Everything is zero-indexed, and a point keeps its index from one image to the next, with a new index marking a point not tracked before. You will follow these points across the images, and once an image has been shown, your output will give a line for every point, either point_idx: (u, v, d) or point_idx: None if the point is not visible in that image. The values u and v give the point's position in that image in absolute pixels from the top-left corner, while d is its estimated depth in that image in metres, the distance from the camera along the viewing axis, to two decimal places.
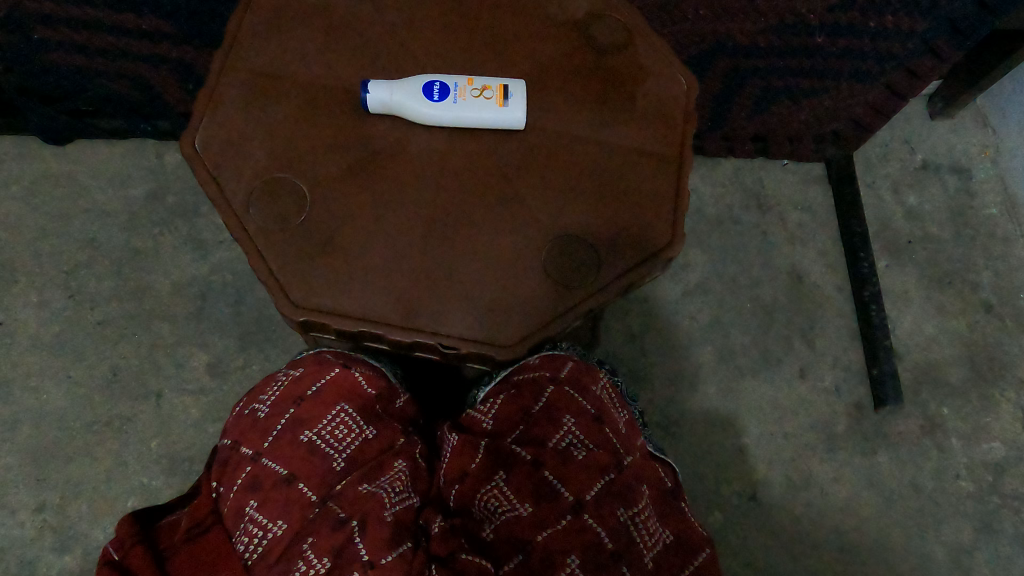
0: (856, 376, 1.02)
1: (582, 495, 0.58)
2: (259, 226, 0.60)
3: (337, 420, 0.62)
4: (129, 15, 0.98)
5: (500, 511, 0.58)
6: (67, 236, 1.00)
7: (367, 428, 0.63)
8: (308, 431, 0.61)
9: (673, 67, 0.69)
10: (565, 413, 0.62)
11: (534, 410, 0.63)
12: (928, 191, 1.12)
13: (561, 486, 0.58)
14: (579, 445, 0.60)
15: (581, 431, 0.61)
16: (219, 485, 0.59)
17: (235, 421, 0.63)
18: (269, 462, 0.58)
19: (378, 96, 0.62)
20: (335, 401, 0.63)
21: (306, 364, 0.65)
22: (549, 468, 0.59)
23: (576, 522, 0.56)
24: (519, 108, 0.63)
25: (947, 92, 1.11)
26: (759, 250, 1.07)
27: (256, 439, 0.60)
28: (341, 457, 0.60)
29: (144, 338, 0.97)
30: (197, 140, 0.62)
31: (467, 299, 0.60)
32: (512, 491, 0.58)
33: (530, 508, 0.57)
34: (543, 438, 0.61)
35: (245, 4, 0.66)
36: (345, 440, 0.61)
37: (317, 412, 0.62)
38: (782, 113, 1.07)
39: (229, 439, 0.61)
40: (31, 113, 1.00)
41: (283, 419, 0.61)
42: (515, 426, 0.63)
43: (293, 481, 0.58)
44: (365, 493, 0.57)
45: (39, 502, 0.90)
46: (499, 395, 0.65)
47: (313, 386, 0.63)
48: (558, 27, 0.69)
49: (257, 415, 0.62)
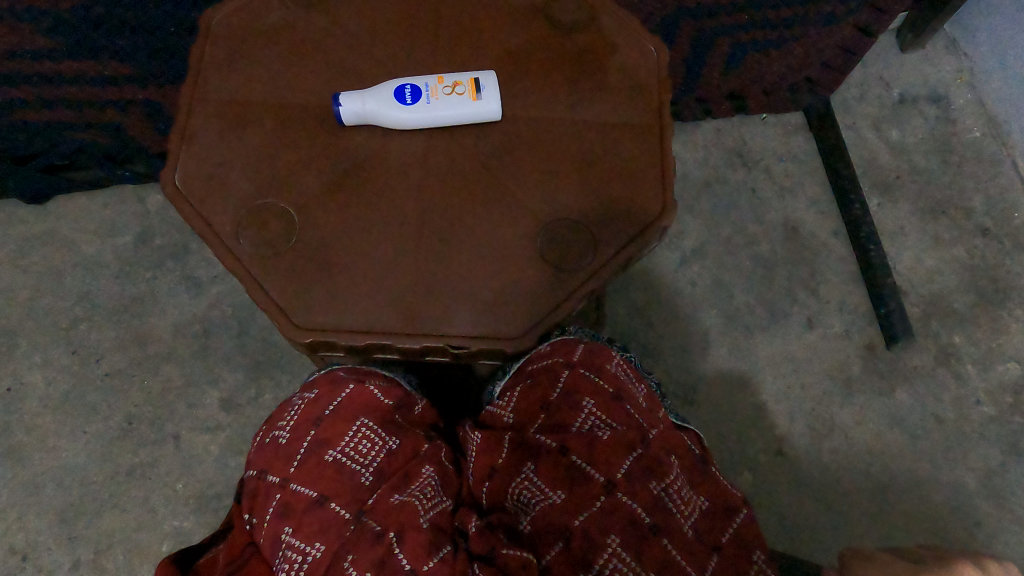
0: (864, 318, 1.02)
1: (613, 474, 0.57)
2: (252, 254, 0.60)
3: (359, 436, 0.61)
4: (88, 62, 0.99)
5: (534, 502, 0.57)
6: (62, 293, 0.99)
7: (390, 439, 0.61)
8: (332, 449, 0.60)
9: (640, 36, 0.68)
10: (583, 396, 0.61)
11: (553, 398, 0.62)
12: (909, 124, 1.12)
13: (591, 468, 0.57)
14: (603, 425, 0.60)
15: (603, 411, 0.61)
16: (252, 516, 0.59)
17: (258, 450, 0.62)
18: (298, 487, 0.58)
19: (351, 107, 0.61)
20: (354, 416, 0.62)
21: (320, 385, 0.64)
22: (577, 452, 0.58)
23: (611, 502, 0.56)
24: (493, 99, 0.62)
25: (915, 22, 1.12)
26: (749, 207, 1.07)
27: (281, 466, 0.60)
28: (368, 471, 0.59)
29: (154, 383, 0.97)
30: (177, 178, 0.62)
31: (469, 297, 0.60)
32: (542, 481, 0.58)
33: (563, 495, 0.57)
34: (566, 424, 0.60)
35: (202, 33, 0.66)
36: (370, 454, 0.60)
37: (337, 430, 0.61)
38: (755, 68, 1.07)
39: (255, 469, 0.61)
40: (9, 177, 0.99)
41: (305, 441, 0.60)
42: (536, 416, 0.62)
43: (325, 502, 0.57)
44: (398, 504, 0.57)
45: (73, 559, 0.90)
46: (516, 388, 0.64)
47: (330, 405, 0.62)
48: (519, 14, 0.68)
49: (278, 441, 0.61)
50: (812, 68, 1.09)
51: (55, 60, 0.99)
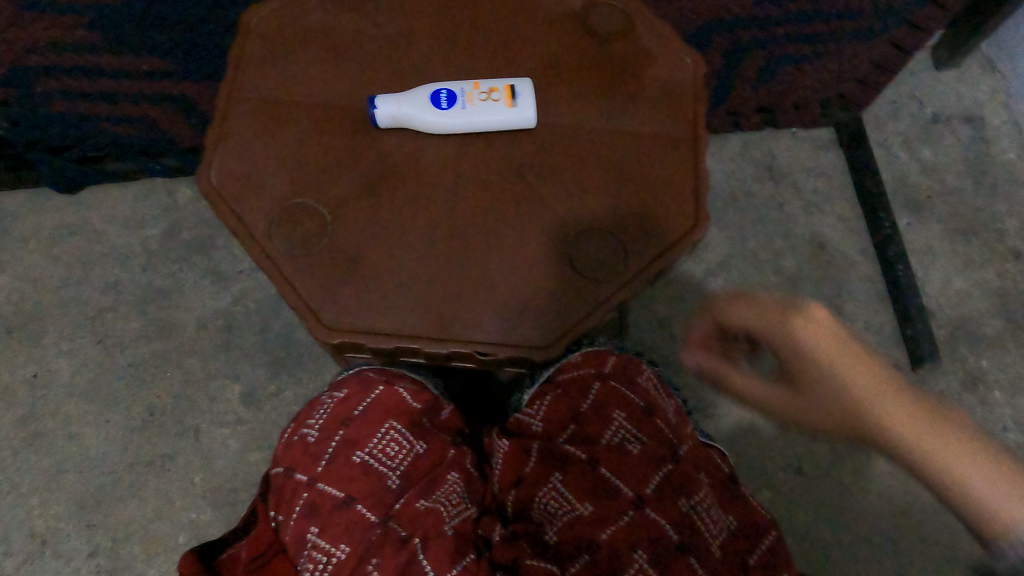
0: (890, 338, 1.01)
1: (641, 489, 0.56)
2: (282, 253, 0.60)
3: (387, 438, 0.61)
4: (128, 57, 1.01)
5: (561, 513, 0.56)
6: (90, 282, 1.01)
7: (418, 443, 0.61)
8: (360, 451, 0.60)
9: (676, 48, 0.68)
10: (614, 408, 0.60)
11: (584, 408, 0.61)
12: (942, 143, 1.11)
13: (620, 482, 0.56)
14: (633, 439, 0.59)
15: (634, 424, 0.59)
16: (278, 514, 0.59)
17: (285, 447, 0.62)
18: (325, 487, 0.58)
19: (387, 110, 0.62)
20: (383, 419, 0.61)
21: (350, 385, 0.64)
22: (606, 465, 0.57)
23: (639, 517, 0.54)
24: (528, 107, 0.63)
25: (952, 41, 1.11)
26: (776, 222, 1.06)
27: (308, 465, 0.59)
28: (395, 475, 0.59)
29: (177, 376, 0.98)
30: (212, 175, 0.62)
31: (496, 304, 0.60)
32: (570, 492, 0.57)
33: (590, 507, 0.55)
34: (596, 435, 0.59)
35: (241, 33, 0.66)
36: (398, 457, 0.60)
37: (365, 432, 0.61)
38: (785, 81, 1.08)
39: (282, 466, 0.61)
40: (43, 165, 1.00)
41: (334, 442, 0.60)
42: (566, 426, 0.61)
43: (351, 503, 0.57)
44: (423, 510, 0.57)
45: (91, 546, 0.91)
46: (546, 396, 0.63)
47: (359, 406, 0.62)
48: (556, 22, 0.68)
49: (307, 440, 0.61)
50: (844, 83, 1.08)
51: (96, 54, 1.00)
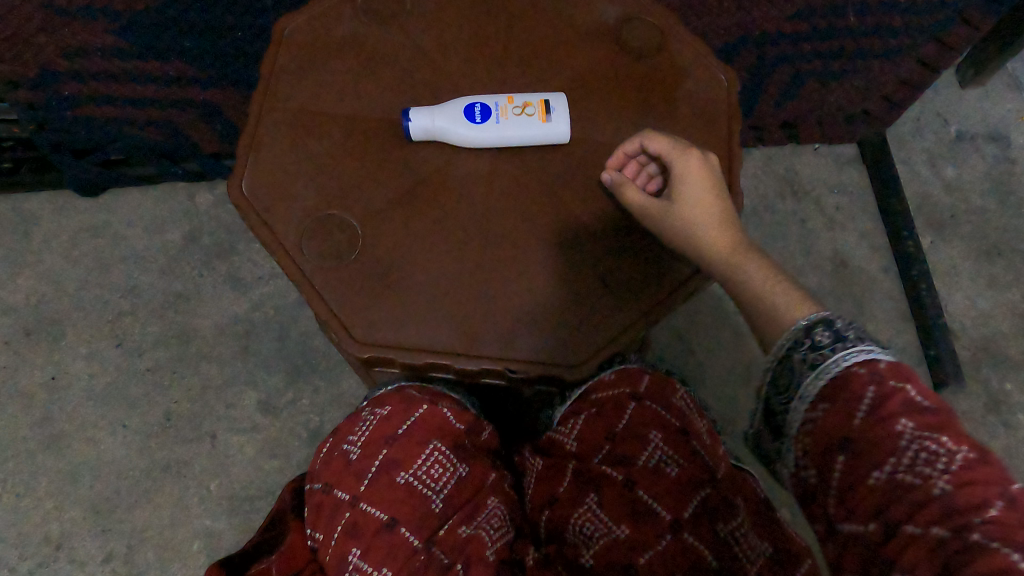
0: (913, 358, 1.00)
1: (680, 513, 0.54)
2: (314, 265, 0.60)
3: (432, 460, 0.59)
4: (155, 63, 1.01)
5: (597, 536, 0.55)
6: (110, 285, 1.01)
7: (461, 466, 0.60)
8: (404, 472, 0.58)
9: (711, 65, 0.67)
10: (651, 430, 0.60)
11: (619, 429, 0.60)
12: (966, 162, 1.10)
13: (658, 505, 0.55)
14: (671, 461, 0.58)
15: (671, 446, 0.58)
16: (316, 532, 0.57)
17: (325, 463, 0.60)
18: (368, 508, 0.56)
19: (420, 123, 0.61)
20: (427, 439, 0.60)
21: (393, 402, 0.62)
22: (643, 487, 0.56)
23: (678, 543, 0.53)
24: (563, 122, 0.62)
25: (977, 58, 1.09)
26: (799, 238, 1.05)
27: (350, 483, 0.57)
28: (439, 498, 0.57)
29: (194, 381, 0.97)
30: (243, 185, 0.62)
31: (529, 320, 0.59)
32: (606, 514, 0.56)
33: (627, 530, 0.55)
34: (633, 457, 0.58)
35: (273, 42, 0.66)
36: (441, 480, 0.58)
37: (409, 451, 0.59)
38: (811, 97, 1.07)
39: (321, 483, 0.59)
40: (66, 168, 1.00)
41: (377, 460, 0.58)
42: (602, 446, 0.60)
43: (395, 526, 0.55)
44: (466, 536, 0.55)
45: (106, 552, 0.91)
46: (580, 415, 0.63)
47: (403, 424, 0.60)
48: (590, 36, 0.67)
49: (349, 456, 0.59)
50: (870, 100, 1.08)
51: (123, 59, 1.00)
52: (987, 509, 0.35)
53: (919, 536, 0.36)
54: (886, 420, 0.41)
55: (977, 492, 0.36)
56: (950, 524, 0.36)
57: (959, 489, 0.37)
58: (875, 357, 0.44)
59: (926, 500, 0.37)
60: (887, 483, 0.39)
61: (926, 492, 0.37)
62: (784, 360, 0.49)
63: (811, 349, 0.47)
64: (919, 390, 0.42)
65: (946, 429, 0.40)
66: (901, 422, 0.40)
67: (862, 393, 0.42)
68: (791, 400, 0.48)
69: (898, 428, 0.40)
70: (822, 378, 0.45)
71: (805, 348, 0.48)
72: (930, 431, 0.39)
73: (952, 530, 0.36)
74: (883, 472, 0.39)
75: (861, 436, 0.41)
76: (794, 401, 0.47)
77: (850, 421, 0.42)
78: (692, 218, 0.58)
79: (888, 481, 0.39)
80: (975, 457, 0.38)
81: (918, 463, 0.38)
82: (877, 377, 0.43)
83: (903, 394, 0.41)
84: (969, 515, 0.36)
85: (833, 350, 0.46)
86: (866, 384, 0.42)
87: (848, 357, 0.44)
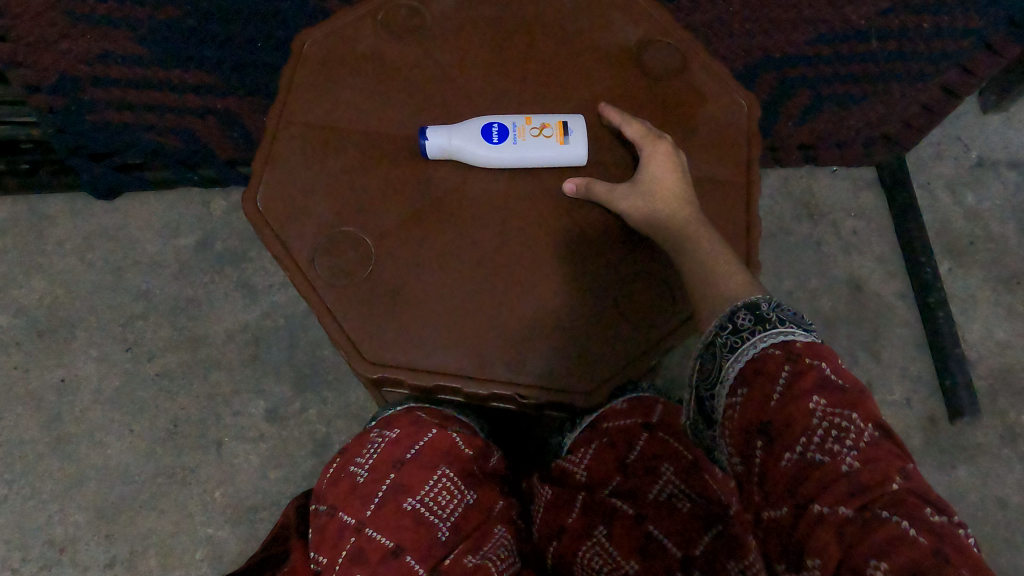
0: (927, 387, 0.99)
1: (691, 550, 0.52)
2: (326, 282, 0.60)
3: (439, 486, 0.58)
4: (175, 71, 1.01)
5: (604, 570, 0.54)
6: (122, 289, 1.01)
7: (469, 493, 0.59)
8: (411, 497, 0.57)
9: (731, 89, 0.67)
10: (662, 461, 0.59)
11: (629, 460, 0.60)
12: (987, 188, 1.08)
13: (668, 540, 0.54)
14: (682, 496, 0.56)
15: (683, 480, 0.57)
16: (319, 555, 0.55)
17: (331, 484, 0.59)
18: (374, 534, 0.55)
19: (437, 142, 0.61)
20: (435, 464, 0.59)
21: (402, 425, 0.61)
22: (654, 522, 0.55)
23: None
24: (581, 144, 0.61)
25: (999, 84, 1.08)
26: (814, 261, 1.04)
27: (357, 507, 0.57)
28: (445, 526, 0.57)
29: (202, 388, 0.97)
30: (258, 199, 0.62)
31: (540, 343, 0.58)
32: (614, 547, 0.55)
33: (636, 565, 0.53)
34: (643, 489, 0.58)
35: (293, 57, 0.66)
36: (449, 507, 0.57)
37: (417, 477, 0.58)
38: (831, 120, 1.06)
39: (327, 504, 0.58)
40: (83, 171, 1.00)
41: (384, 485, 0.57)
42: (611, 477, 0.59)
43: (400, 554, 0.54)
44: (471, 566, 0.54)
45: (109, 557, 0.91)
46: (591, 444, 0.63)
47: (412, 448, 0.59)
48: (610, 58, 0.67)
49: (355, 479, 0.58)
50: (891, 124, 1.06)
51: (143, 67, 1.01)
52: (889, 485, 0.38)
53: (827, 516, 0.38)
54: (798, 399, 0.42)
55: (880, 469, 0.39)
56: (853, 505, 0.38)
57: (864, 467, 0.39)
58: (790, 338, 0.47)
59: (834, 478, 0.39)
60: (799, 464, 0.41)
61: (836, 471, 0.39)
62: (710, 346, 0.51)
63: (733, 333, 0.50)
64: (833, 368, 0.44)
65: (857, 406, 0.42)
66: (814, 400, 0.42)
67: (778, 373, 0.45)
68: (716, 386, 0.50)
69: (809, 407, 0.42)
70: (741, 360, 0.48)
71: (727, 331, 0.51)
72: (840, 408, 0.42)
73: (856, 508, 0.38)
74: (797, 450, 0.41)
75: (776, 417, 0.43)
76: (719, 386, 0.49)
77: (767, 404, 0.44)
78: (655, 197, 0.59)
79: (801, 461, 0.41)
80: (879, 437, 0.40)
81: (828, 443, 0.40)
82: (792, 356, 0.45)
83: (817, 372, 0.44)
84: (873, 492, 0.38)
85: (752, 333, 0.49)
86: (781, 363, 0.45)
87: (766, 339, 0.47)
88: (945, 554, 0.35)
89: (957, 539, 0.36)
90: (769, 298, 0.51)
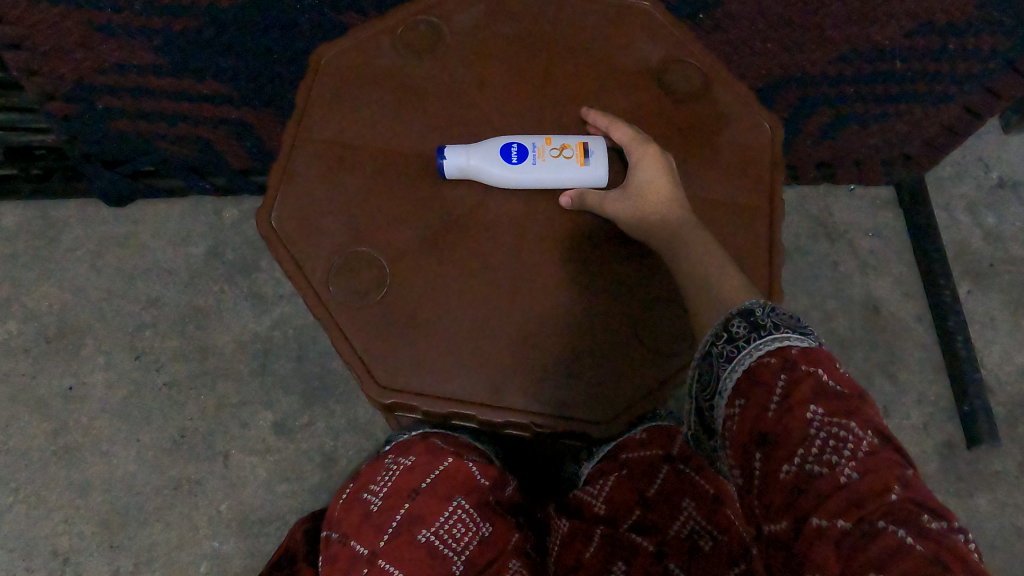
0: (945, 413, 0.97)
1: None
2: (340, 302, 0.59)
3: (454, 518, 0.57)
4: (190, 80, 1.00)
5: None
6: (132, 297, 1.00)
7: (484, 526, 0.57)
8: (425, 529, 0.56)
9: (754, 111, 0.66)
10: (683, 497, 0.58)
11: (650, 493, 0.59)
12: (1008, 210, 1.07)
13: None
14: (705, 533, 0.55)
15: (705, 517, 0.56)
16: None
17: (344, 511, 0.59)
18: (386, 566, 0.54)
19: (455, 161, 0.60)
20: (451, 495, 0.58)
21: (418, 451, 0.60)
22: (674, 560, 0.54)
23: None
24: (601, 165, 0.60)
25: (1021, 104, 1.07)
26: (831, 281, 1.02)
27: (371, 537, 0.56)
28: (460, 560, 0.56)
29: (210, 399, 0.96)
30: (273, 216, 0.61)
31: (556, 370, 0.57)
32: None
33: None
34: (664, 525, 0.56)
35: (310, 71, 0.65)
36: (463, 540, 0.56)
37: (433, 508, 0.57)
38: (851, 139, 1.04)
39: (339, 532, 0.57)
40: (96, 177, 1.01)
41: (398, 515, 0.57)
42: (631, 510, 0.58)
43: None
44: None
45: (113, 568, 0.90)
46: (610, 475, 0.61)
47: (427, 477, 0.58)
48: (631, 77, 0.66)
49: (369, 507, 0.58)
50: (911, 143, 1.05)
51: (158, 74, 0.99)
52: (888, 494, 0.36)
53: (825, 528, 0.36)
54: (796, 409, 0.41)
55: (880, 479, 0.37)
56: (854, 515, 0.36)
57: (864, 477, 0.37)
58: (787, 346, 0.46)
59: (834, 490, 0.37)
60: (798, 476, 0.39)
61: (833, 482, 0.38)
62: (706, 356, 0.50)
63: (728, 342, 0.49)
64: (831, 376, 0.43)
65: (855, 415, 0.41)
66: (811, 410, 0.41)
67: (774, 383, 0.44)
68: (714, 398, 0.48)
69: (807, 417, 0.41)
70: (739, 370, 0.46)
71: (722, 341, 0.49)
72: (838, 418, 0.41)
73: (854, 520, 0.36)
74: (794, 462, 0.40)
75: (775, 429, 0.42)
76: (718, 397, 0.48)
77: (764, 414, 0.43)
78: (655, 202, 0.58)
79: (799, 472, 0.39)
80: (879, 444, 0.39)
81: (826, 452, 0.39)
82: (787, 364, 0.44)
83: (814, 380, 0.43)
84: (872, 502, 0.36)
85: (748, 341, 0.47)
86: (776, 372, 0.44)
87: (764, 345, 0.46)
88: (946, 562, 0.33)
89: (959, 547, 0.34)
90: (763, 302, 0.50)
